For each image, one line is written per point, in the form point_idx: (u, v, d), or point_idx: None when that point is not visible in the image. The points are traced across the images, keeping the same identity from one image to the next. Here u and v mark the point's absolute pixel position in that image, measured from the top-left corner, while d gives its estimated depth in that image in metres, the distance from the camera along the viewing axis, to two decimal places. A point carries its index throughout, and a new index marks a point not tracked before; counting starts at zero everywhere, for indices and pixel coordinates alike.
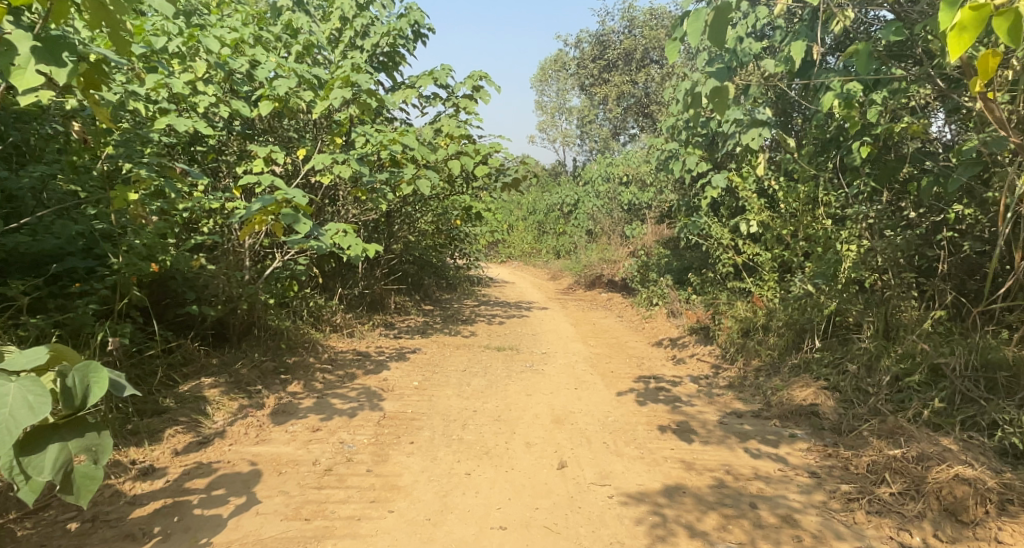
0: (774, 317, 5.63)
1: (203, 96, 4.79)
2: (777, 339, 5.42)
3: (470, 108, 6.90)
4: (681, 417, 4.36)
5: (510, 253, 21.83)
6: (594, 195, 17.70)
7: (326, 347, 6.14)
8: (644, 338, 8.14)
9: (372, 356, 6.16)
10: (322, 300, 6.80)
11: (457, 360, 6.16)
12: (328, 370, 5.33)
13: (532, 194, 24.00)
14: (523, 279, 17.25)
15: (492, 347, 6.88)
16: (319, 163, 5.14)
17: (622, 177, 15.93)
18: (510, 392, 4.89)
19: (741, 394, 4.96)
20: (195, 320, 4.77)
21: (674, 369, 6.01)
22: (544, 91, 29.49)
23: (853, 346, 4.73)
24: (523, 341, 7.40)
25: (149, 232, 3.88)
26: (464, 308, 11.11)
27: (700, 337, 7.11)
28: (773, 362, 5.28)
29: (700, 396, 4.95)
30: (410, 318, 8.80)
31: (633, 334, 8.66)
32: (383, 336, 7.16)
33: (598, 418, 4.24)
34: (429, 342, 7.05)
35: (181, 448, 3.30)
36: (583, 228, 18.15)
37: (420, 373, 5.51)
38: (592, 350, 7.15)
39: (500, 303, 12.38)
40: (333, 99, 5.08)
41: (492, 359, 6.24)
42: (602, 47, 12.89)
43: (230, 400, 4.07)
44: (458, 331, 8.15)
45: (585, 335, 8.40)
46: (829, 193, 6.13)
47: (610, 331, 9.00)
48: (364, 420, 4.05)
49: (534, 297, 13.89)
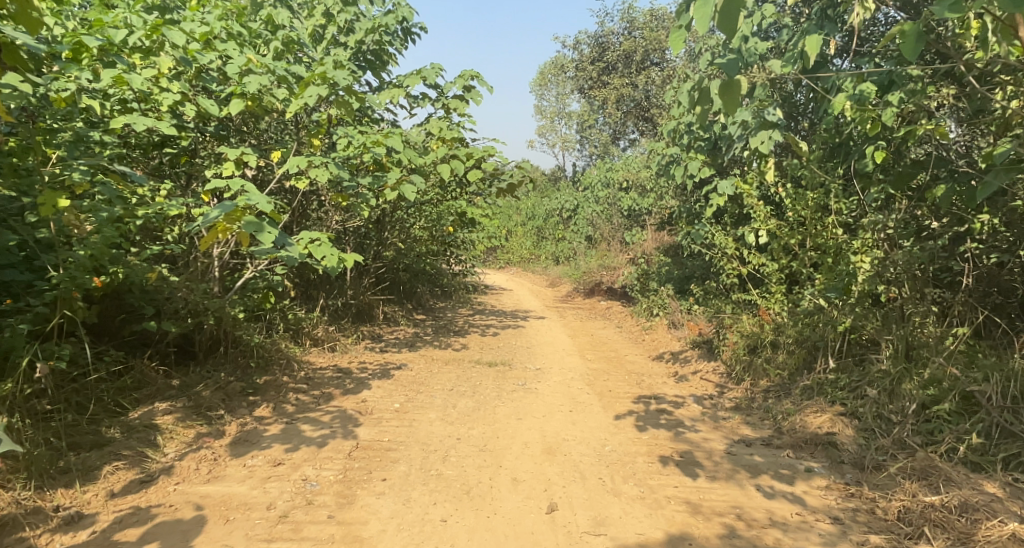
0: (783, 333, 5.24)
1: (167, 94, 4.42)
2: (787, 357, 5.03)
3: (461, 108, 6.52)
4: (685, 446, 3.97)
5: (509, 259, 21.44)
6: (593, 201, 17.32)
7: (304, 363, 5.74)
8: (644, 352, 7.74)
9: (354, 372, 5.77)
10: (302, 311, 6.40)
11: (445, 377, 5.78)
12: (303, 391, 4.93)
13: (531, 199, 23.63)
14: (521, 286, 16.85)
15: (483, 362, 6.49)
16: (294, 166, 4.76)
17: (622, 182, 15.56)
18: (498, 416, 4.49)
19: (748, 418, 4.56)
20: (156, 337, 4.39)
21: (675, 387, 5.61)
22: (543, 96, 29.18)
23: (872, 367, 4.34)
24: (516, 355, 7.00)
25: (95, 243, 3.52)
26: (458, 318, 10.71)
27: (703, 352, 6.71)
28: (783, 383, 4.88)
29: (704, 420, 4.56)
30: (399, 330, 8.41)
31: (633, 346, 8.26)
32: (368, 350, 6.76)
33: (593, 447, 3.85)
34: (416, 357, 6.65)
35: (118, 489, 2.93)
36: (582, 234, 17.77)
37: (403, 393, 5.12)
38: (589, 365, 6.76)
39: (496, 312, 11.99)
40: (308, 97, 4.70)
41: (483, 377, 5.85)
42: (602, 48, 12.55)
43: (186, 428, 3.70)
44: (449, 343, 7.76)
45: (582, 348, 8.00)
46: (841, 200, 5.74)
47: (609, 343, 8.61)
48: (334, 451, 3.67)
49: (531, 305, 13.50)
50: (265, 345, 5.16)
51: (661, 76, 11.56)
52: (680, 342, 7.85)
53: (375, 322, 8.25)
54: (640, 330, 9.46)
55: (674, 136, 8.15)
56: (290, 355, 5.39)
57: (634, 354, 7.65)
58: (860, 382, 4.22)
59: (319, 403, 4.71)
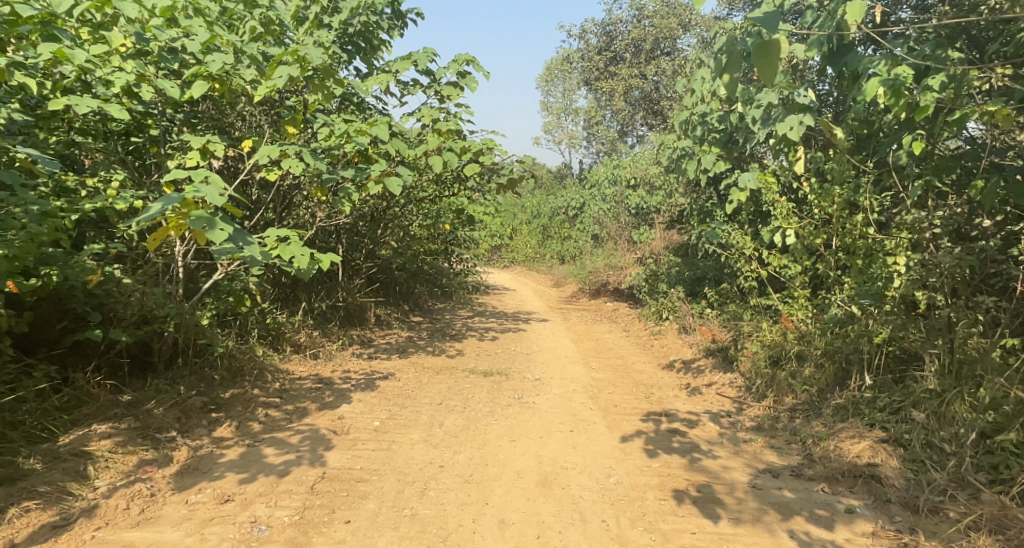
0: (810, 344, 4.72)
1: (120, 73, 3.97)
2: (815, 371, 4.50)
3: (455, 96, 6.00)
4: (701, 477, 3.46)
5: (514, 258, 20.94)
6: (600, 198, 16.79)
7: (281, 373, 5.25)
8: (653, 359, 7.23)
9: (336, 383, 5.28)
10: (282, 316, 5.92)
11: (434, 389, 5.29)
12: (276, 405, 4.45)
13: (536, 196, 23.12)
14: (525, 287, 16.35)
15: (478, 371, 6.00)
16: (263, 156, 4.26)
17: (630, 179, 15.04)
18: (490, 437, 3.99)
19: (773, 442, 4.04)
20: (105, 347, 3.93)
21: (688, 403, 5.09)
22: (550, 91, 28.65)
23: (915, 385, 3.81)
24: (515, 363, 6.49)
25: (16, 242, 3.08)
26: (457, 320, 10.22)
27: (717, 361, 6.19)
28: (811, 401, 4.36)
29: (722, 444, 4.04)
30: (392, 334, 7.92)
31: (640, 353, 7.75)
32: (355, 357, 6.27)
33: (596, 479, 3.35)
34: (406, 365, 6.16)
35: (24, 537, 2.47)
36: (588, 232, 17.26)
37: (386, 407, 4.63)
38: (593, 375, 6.25)
39: (497, 313, 11.49)
40: (278, 78, 4.20)
41: (477, 388, 5.35)
42: (609, 37, 12.04)
43: (126, 455, 3.24)
44: (444, 349, 7.27)
45: (586, 354, 7.49)
46: (873, 196, 5.20)
47: (615, 349, 8.10)
48: (295, 482, 3.17)
49: (535, 306, 13.00)
50: (235, 354, 4.67)
51: (672, 66, 11.03)
52: (692, 349, 7.33)
53: (365, 327, 7.77)
54: (648, 334, 8.94)
55: (687, 128, 7.61)
56: (265, 365, 4.91)
57: (643, 362, 7.14)
58: (902, 403, 3.70)
59: (292, 420, 4.23)
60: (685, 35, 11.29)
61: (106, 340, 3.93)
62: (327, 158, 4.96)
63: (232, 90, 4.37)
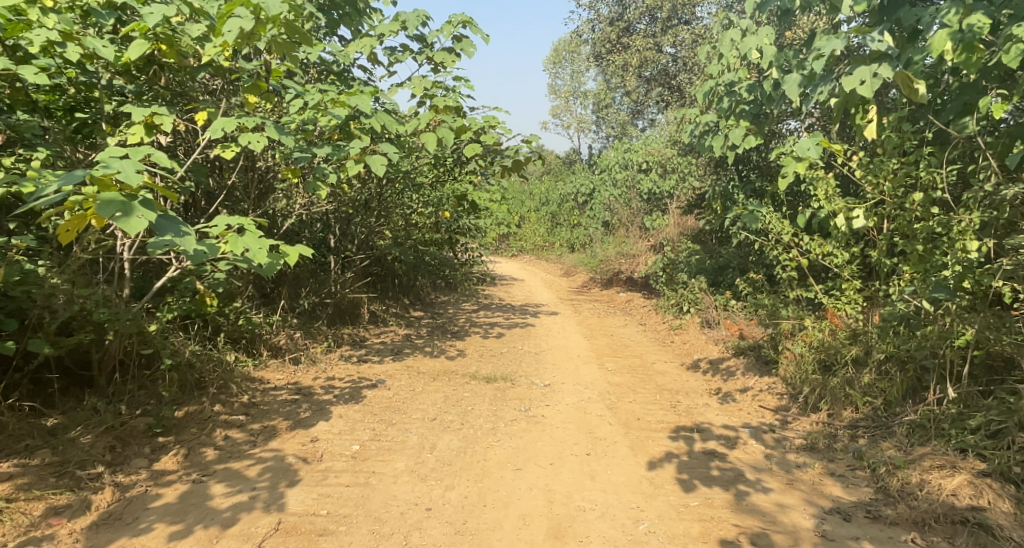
0: (869, 345, 4.00)
1: (37, 28, 3.32)
2: (876, 380, 3.79)
3: (449, 63, 5.27)
4: (751, 520, 2.79)
5: (522, 246, 20.18)
6: (611, 183, 16.06)
7: (253, 383, 4.59)
8: (675, 359, 6.52)
9: (317, 393, 4.61)
10: (259, 316, 5.26)
11: (427, 399, 4.60)
12: (240, 425, 3.78)
13: (544, 183, 22.35)
14: (534, 276, 15.65)
15: (480, 375, 5.32)
16: (216, 128, 3.59)
17: (643, 163, 14.34)
18: (490, 465, 3.33)
19: (832, 469, 3.34)
20: (28, 360, 3.30)
21: (722, 415, 4.39)
22: (557, 74, 27.76)
23: (1013, 398, 3.10)
24: (522, 366, 5.81)
25: None
26: (460, 315, 9.54)
27: (750, 362, 5.47)
28: (874, 415, 3.65)
29: (772, 470, 3.34)
30: (387, 333, 7.25)
31: (660, 351, 7.04)
32: (342, 361, 5.60)
33: (621, 528, 2.68)
34: (399, 368, 5.48)
35: None
36: (598, 219, 16.53)
37: (369, 424, 3.95)
38: (609, 378, 5.55)
39: (504, 306, 10.80)
40: (232, 37, 3.52)
41: (477, 398, 4.67)
42: (622, 7, 11.28)
43: (32, 503, 2.61)
44: (443, 349, 6.60)
45: (601, 353, 6.79)
46: (936, 172, 4.46)
47: (631, 346, 7.40)
48: (241, 537, 2.52)
49: (544, 298, 12.30)
50: (193, 363, 4.00)
51: (690, 38, 10.28)
52: (719, 347, 6.61)
53: (357, 326, 7.12)
54: (667, 329, 8.23)
55: (711, 101, 6.84)
56: (231, 375, 4.24)
57: (665, 361, 6.43)
58: (1001, 424, 2.99)
59: (257, 443, 3.56)
60: (703, 4, 10.51)
61: (29, 353, 3.30)
62: (299, 135, 4.27)
63: (181, 52, 3.72)
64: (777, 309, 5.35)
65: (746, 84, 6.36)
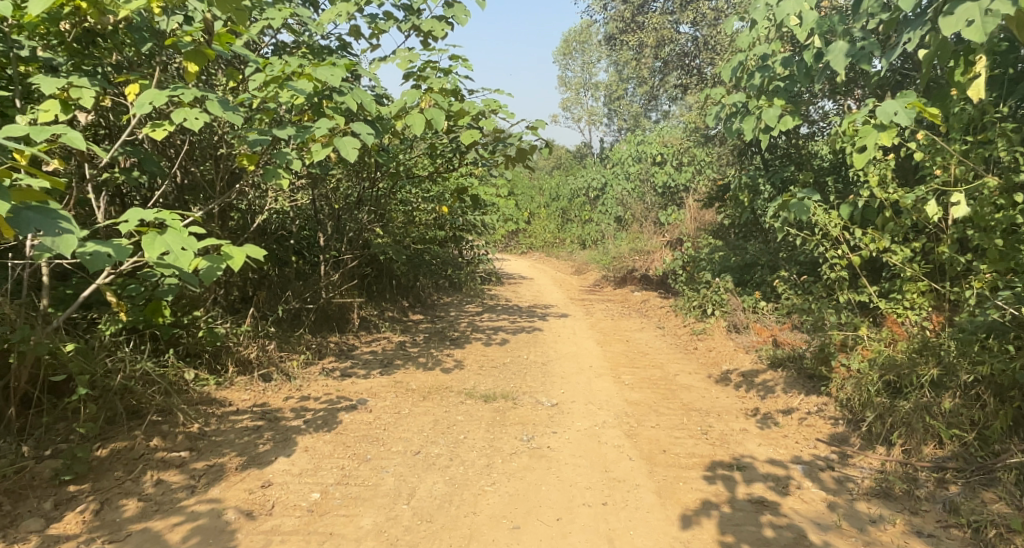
0: (948, 364, 3.27)
1: None
2: (961, 408, 3.08)
3: (438, 32, 4.56)
4: None
5: (532, 243, 19.41)
6: (624, 176, 15.32)
7: (211, 406, 3.91)
8: (700, 370, 5.80)
9: (286, 417, 3.94)
10: (226, 323, 4.61)
11: (413, 425, 3.93)
12: (181, 464, 3.10)
13: (554, 177, 21.60)
14: (543, 275, 14.93)
15: (478, 393, 4.64)
16: (142, 99, 2.90)
17: (657, 155, 13.64)
18: (481, 523, 2.65)
19: (917, 527, 2.64)
20: None
21: (765, 446, 3.67)
22: (567, 65, 26.95)
23: None
24: (527, 380, 5.12)
25: None
26: (463, 318, 8.86)
27: (790, 377, 4.73)
28: (966, 455, 2.96)
29: (841, 529, 2.63)
30: (380, 340, 6.59)
31: (682, 360, 6.33)
32: (323, 376, 4.93)
33: None
34: (386, 384, 4.79)
35: None
36: (611, 215, 15.80)
37: (338, 460, 3.27)
38: (627, 394, 4.85)
39: (511, 308, 10.10)
40: None
41: (473, 425, 3.98)
42: None
43: None
44: (439, 359, 5.91)
45: (616, 363, 6.09)
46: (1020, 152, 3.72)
47: (649, 354, 6.70)
48: None
49: (554, 298, 11.60)
50: (129, 387, 3.33)
51: (710, 17, 9.58)
52: (749, 357, 5.87)
53: (345, 334, 6.47)
54: (688, 334, 7.50)
55: (741, 79, 6.14)
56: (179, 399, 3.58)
57: (690, 374, 5.71)
58: None
59: (197, 489, 2.88)
60: None
61: None
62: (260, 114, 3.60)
63: (103, 8, 3.04)
64: (822, 315, 4.61)
65: (780, 59, 5.67)
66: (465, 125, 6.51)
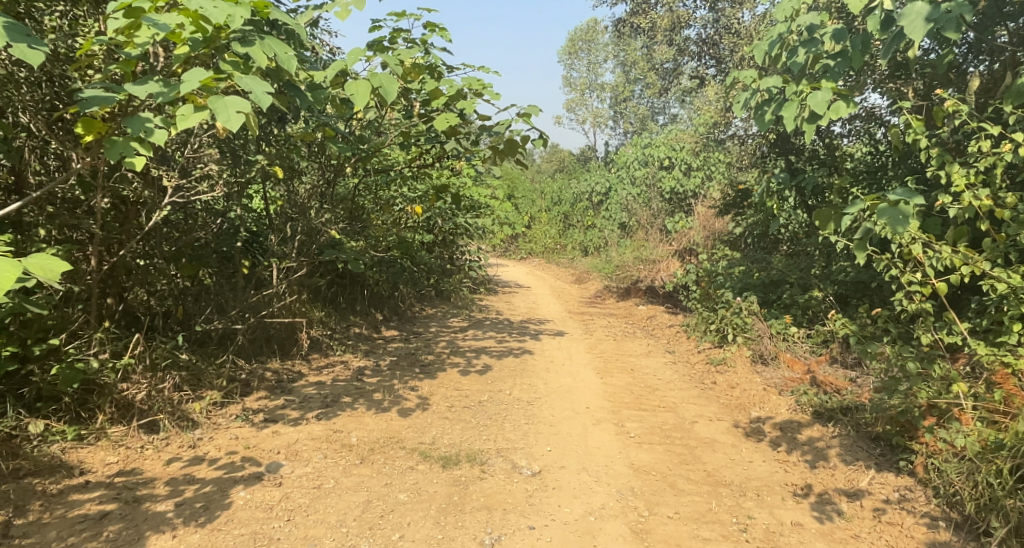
0: None
1: None
2: None
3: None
4: None
5: (532, 249, 18.21)
6: (630, 181, 14.30)
7: (50, 478, 2.83)
8: (722, 416, 4.68)
9: (155, 495, 2.81)
10: (103, 354, 3.51)
11: (334, 512, 2.80)
12: None
13: (557, 180, 20.49)
14: (541, 283, 13.78)
15: (436, 454, 3.51)
16: None
17: (665, 158, 12.93)
18: None
19: None
20: None
21: None
22: (571, 64, 25.87)
23: None
24: (505, 433, 4.00)
25: None
26: (443, 335, 7.73)
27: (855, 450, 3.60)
28: None
29: None
30: (334, 367, 5.45)
31: (699, 400, 5.20)
32: (239, 423, 3.80)
33: None
34: (318, 437, 3.66)
35: None
36: (615, 220, 14.70)
37: None
38: (633, 457, 3.72)
39: (501, 323, 8.98)
40: None
41: (419, 512, 2.86)
42: None
43: None
44: (400, 394, 4.78)
45: (619, 403, 4.97)
46: None
47: (657, 389, 5.57)
48: None
49: (550, 311, 10.48)
50: None
51: None
52: (785, 403, 4.72)
53: (286, 361, 5.34)
54: (704, 363, 6.38)
55: (779, 57, 5.02)
56: None
57: (711, 424, 4.56)
58: None
59: None
60: None
61: None
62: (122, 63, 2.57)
63: None
64: (896, 360, 3.48)
65: (831, 30, 4.55)
66: (442, 108, 5.40)
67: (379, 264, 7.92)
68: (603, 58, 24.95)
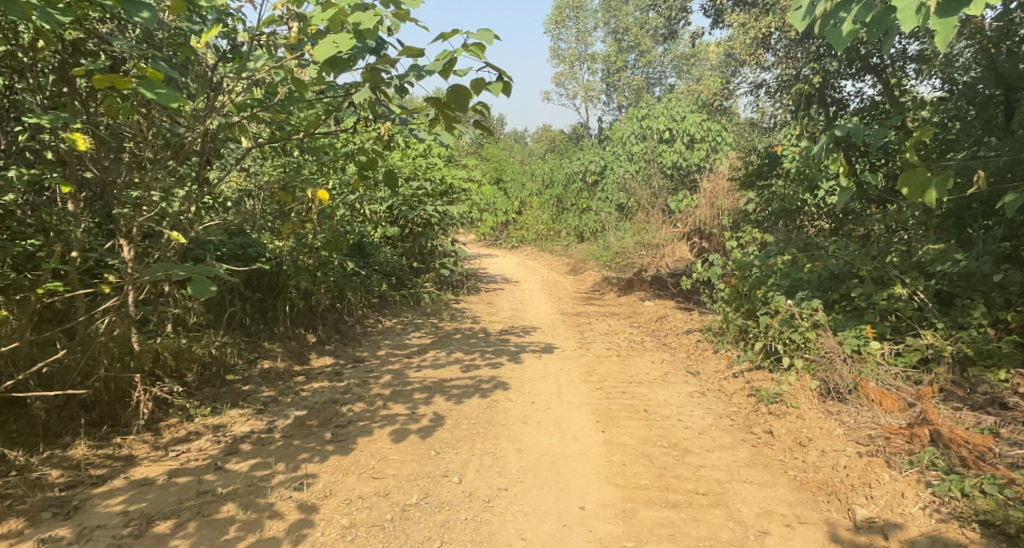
0: None
1: None
2: None
3: None
4: None
5: (523, 237, 16.22)
6: (627, 157, 12.40)
7: None
8: (808, 527, 2.84)
9: None
10: None
11: None
12: None
13: (548, 160, 18.48)
14: (531, 276, 11.80)
15: None
16: None
17: (664, 129, 11.12)
18: None
19: None
20: None
21: None
22: (559, 35, 23.77)
23: None
24: None
25: None
26: (392, 362, 5.80)
27: None
28: None
29: None
30: (194, 443, 3.56)
31: (756, 476, 3.36)
32: None
33: None
34: None
35: None
36: (612, 202, 12.80)
37: None
38: None
39: (474, 337, 7.09)
40: None
41: None
42: None
43: None
44: (274, 499, 2.91)
45: (633, 495, 3.11)
46: None
47: (689, 452, 3.70)
48: None
49: (539, 314, 8.56)
50: None
51: None
52: (914, 497, 2.86)
53: (113, 436, 3.48)
54: (750, 400, 4.50)
55: None
56: None
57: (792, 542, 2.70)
58: None
59: None
60: None
61: None
62: None
63: None
64: None
65: None
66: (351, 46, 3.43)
67: (304, 270, 5.98)
68: (593, 26, 22.90)
